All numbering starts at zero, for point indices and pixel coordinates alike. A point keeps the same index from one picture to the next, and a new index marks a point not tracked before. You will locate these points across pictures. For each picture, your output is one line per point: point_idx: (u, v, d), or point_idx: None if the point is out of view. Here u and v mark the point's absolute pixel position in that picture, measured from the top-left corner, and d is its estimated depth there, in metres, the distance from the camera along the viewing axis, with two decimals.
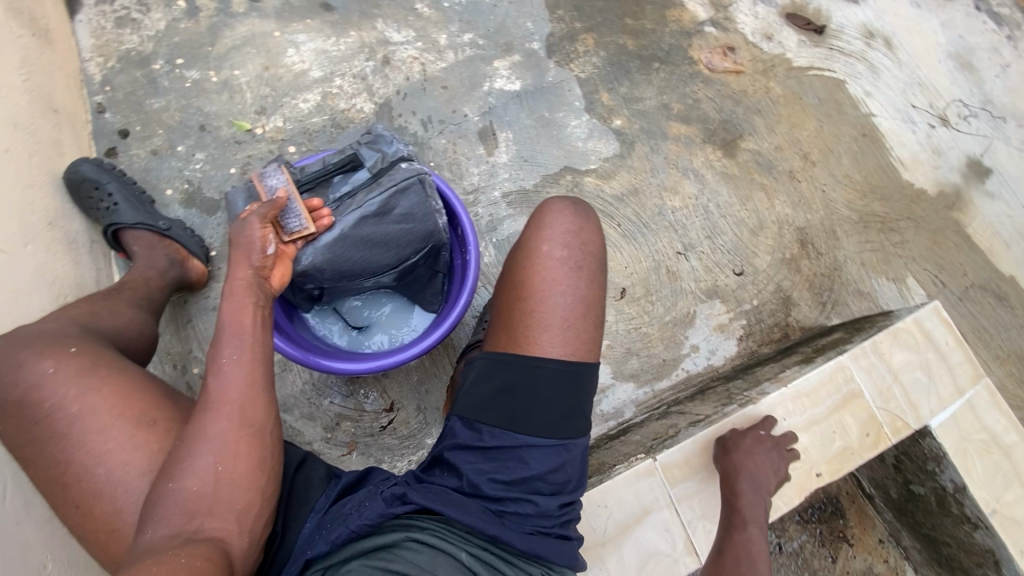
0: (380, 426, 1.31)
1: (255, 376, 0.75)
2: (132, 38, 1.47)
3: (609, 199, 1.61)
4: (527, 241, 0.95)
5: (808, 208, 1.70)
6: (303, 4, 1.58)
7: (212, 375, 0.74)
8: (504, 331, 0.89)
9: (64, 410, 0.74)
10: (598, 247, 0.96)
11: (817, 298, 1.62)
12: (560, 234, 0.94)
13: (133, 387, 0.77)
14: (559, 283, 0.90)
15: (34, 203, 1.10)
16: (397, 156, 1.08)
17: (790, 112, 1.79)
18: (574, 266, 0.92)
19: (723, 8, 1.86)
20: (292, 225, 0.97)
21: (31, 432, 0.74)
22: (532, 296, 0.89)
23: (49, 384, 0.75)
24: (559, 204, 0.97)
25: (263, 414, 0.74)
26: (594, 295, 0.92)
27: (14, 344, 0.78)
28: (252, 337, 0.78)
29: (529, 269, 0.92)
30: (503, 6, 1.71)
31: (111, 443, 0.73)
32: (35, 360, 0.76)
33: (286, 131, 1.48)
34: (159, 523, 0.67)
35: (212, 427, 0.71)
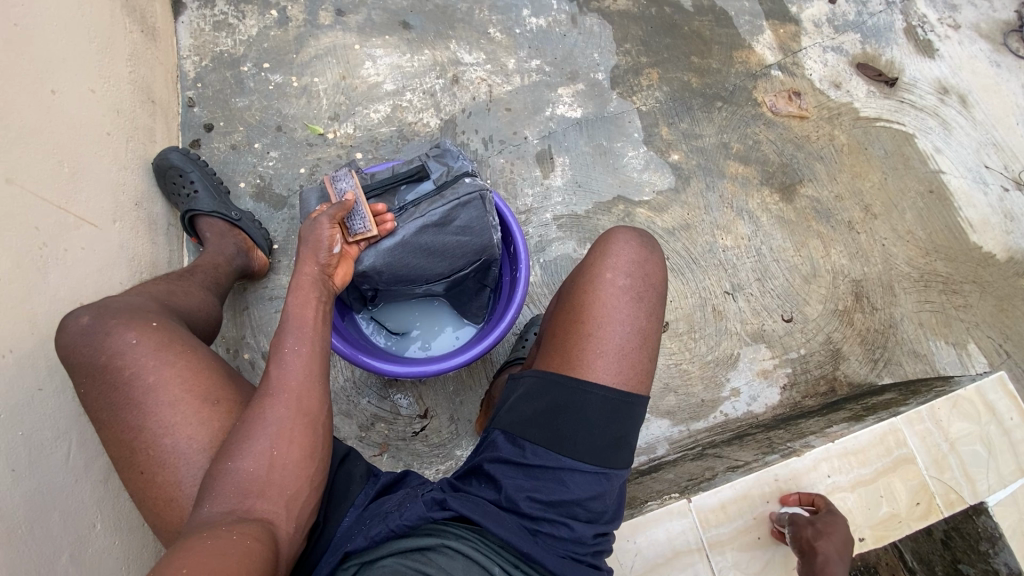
0: (413, 431, 1.32)
1: (313, 368, 0.79)
2: (226, 41, 1.58)
3: (660, 231, 1.61)
4: (590, 266, 0.94)
5: (865, 261, 1.66)
6: (384, 21, 1.67)
7: (274, 364, 0.78)
8: (558, 353, 0.89)
9: (140, 379, 0.78)
10: (660, 280, 0.95)
11: (868, 355, 1.57)
12: (623, 263, 0.94)
13: (202, 367, 0.82)
14: (619, 311, 0.90)
15: (126, 184, 1.18)
16: (463, 171, 1.11)
17: (853, 162, 1.76)
18: (635, 297, 0.92)
19: (792, 53, 1.85)
20: (356, 227, 0.99)
21: (110, 397, 0.79)
22: (590, 321, 0.89)
23: (131, 354, 0.79)
24: (624, 234, 0.97)
25: (317, 405, 0.78)
26: (651, 328, 0.91)
27: (104, 313, 0.83)
28: (313, 331, 0.82)
29: (590, 294, 0.92)
30: (572, 36, 1.76)
31: (178, 417, 0.77)
32: (121, 330, 0.81)
33: (355, 138, 1.55)
34: (214, 498, 0.71)
35: (271, 413, 0.75)
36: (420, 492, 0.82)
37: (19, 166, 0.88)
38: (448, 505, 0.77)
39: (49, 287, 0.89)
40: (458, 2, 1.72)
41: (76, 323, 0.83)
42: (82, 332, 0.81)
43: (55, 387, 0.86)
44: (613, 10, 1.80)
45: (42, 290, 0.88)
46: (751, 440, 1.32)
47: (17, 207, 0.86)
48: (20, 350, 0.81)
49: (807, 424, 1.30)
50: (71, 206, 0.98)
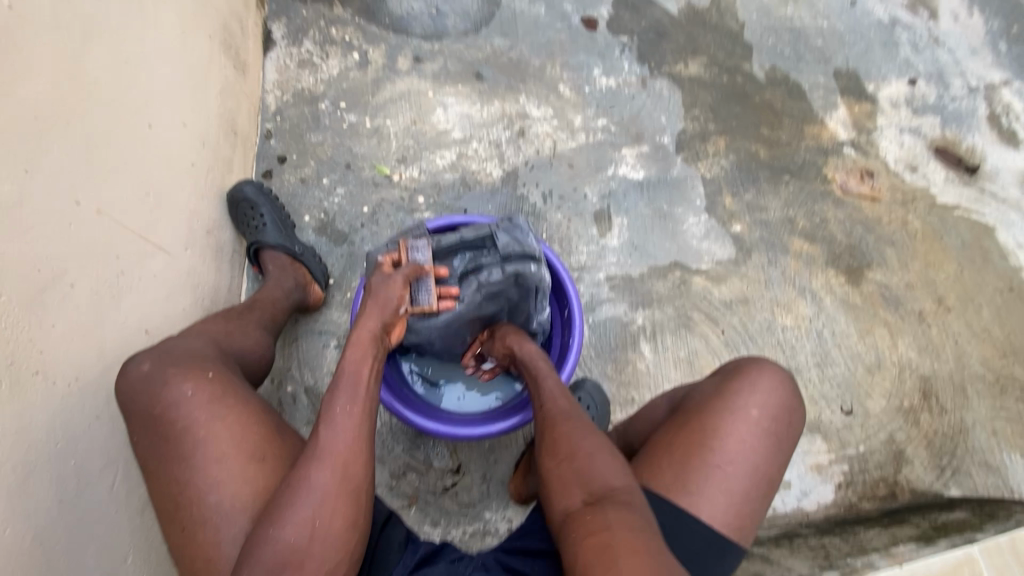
0: (443, 487, 1.29)
1: (360, 431, 0.79)
2: (308, 79, 1.66)
3: (716, 303, 1.56)
4: (734, 391, 0.97)
5: (935, 357, 1.56)
6: (458, 70, 1.71)
7: (324, 424, 0.78)
8: (677, 460, 0.92)
9: (192, 433, 0.78)
10: (794, 433, 0.97)
11: (935, 461, 1.45)
12: (767, 406, 0.96)
13: (252, 419, 0.81)
14: (749, 453, 0.92)
15: (202, 212, 1.22)
16: (530, 251, 1.11)
17: (927, 249, 1.67)
18: (767, 438, 0.94)
19: (867, 131, 1.80)
20: (421, 300, 1.01)
21: (162, 447, 0.79)
22: (719, 452, 0.92)
23: (185, 406, 0.80)
24: (774, 375, 0.99)
25: (361, 472, 0.77)
26: (772, 477, 0.93)
27: (163, 360, 0.84)
28: (362, 391, 0.82)
29: (728, 418, 0.95)
30: (641, 98, 1.77)
31: (224, 473, 0.77)
32: (178, 381, 0.82)
33: (419, 181, 1.58)
34: (253, 567, 0.70)
35: (316, 476, 0.74)
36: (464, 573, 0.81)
37: (111, 196, 0.92)
38: None
39: (120, 314, 0.92)
40: (532, 58, 1.76)
41: (136, 369, 0.83)
42: (141, 378, 0.82)
43: (110, 416, 0.87)
44: (683, 75, 1.81)
45: (113, 317, 0.90)
46: (801, 544, 1.22)
47: (104, 236, 0.89)
48: (86, 378, 0.83)
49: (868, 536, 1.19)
50: (149, 234, 1.01)
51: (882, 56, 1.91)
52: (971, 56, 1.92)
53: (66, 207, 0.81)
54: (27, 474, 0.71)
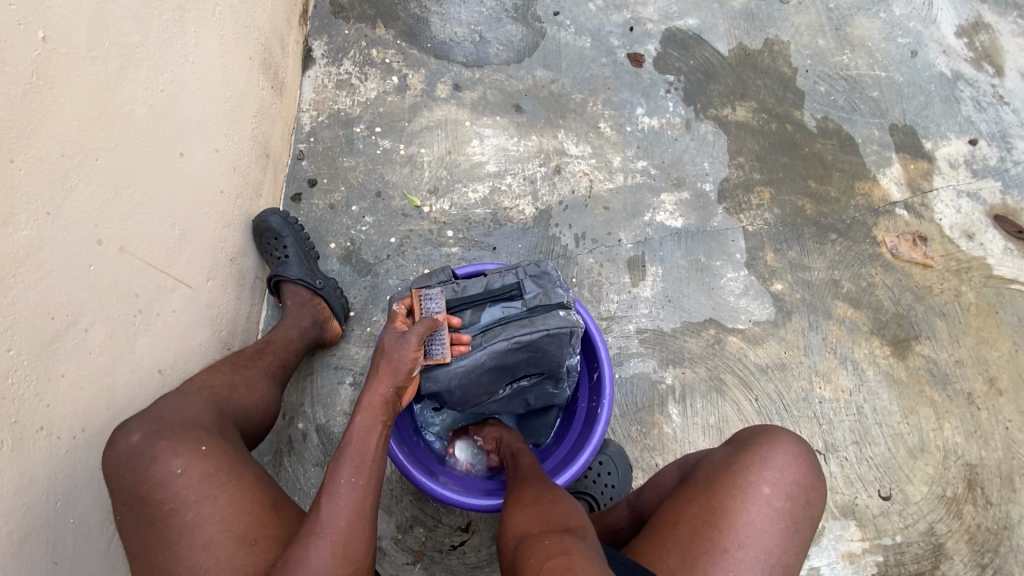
0: (451, 545, 1.22)
1: (365, 505, 0.75)
2: (345, 101, 1.62)
3: (751, 367, 1.47)
4: (747, 467, 0.86)
5: (983, 443, 1.45)
6: (498, 101, 1.66)
7: (326, 496, 0.74)
8: (683, 550, 0.80)
9: (179, 517, 0.73)
10: (818, 512, 0.85)
11: (976, 558, 1.35)
12: (786, 482, 0.84)
13: (246, 497, 0.77)
14: (766, 534, 0.80)
15: (227, 240, 1.19)
16: (558, 300, 1.04)
17: (980, 324, 1.57)
18: (789, 525, 0.82)
19: (922, 192, 1.71)
20: (434, 352, 0.95)
21: (145, 531, 0.74)
22: (730, 533, 0.80)
23: (174, 486, 0.75)
24: (791, 445, 0.88)
25: (362, 552, 0.73)
26: (793, 565, 0.81)
27: (153, 431, 0.79)
28: (369, 461, 0.79)
29: (739, 499, 0.83)
30: (684, 141, 1.70)
31: (212, 561, 0.71)
32: (167, 456, 0.77)
33: (449, 215, 1.54)
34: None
35: (315, 553, 0.70)
36: None
37: (135, 232, 0.88)
38: None
39: (133, 355, 0.87)
40: (574, 92, 1.70)
41: (124, 441, 0.78)
42: (128, 452, 0.77)
43: None
44: (730, 120, 1.73)
45: (128, 358, 0.86)
46: None
47: (124, 274, 0.85)
48: (93, 427, 0.78)
49: None
50: (171, 267, 0.98)
51: (943, 112, 1.81)
52: None
53: (87, 249, 0.77)
54: (23, 536, 0.67)
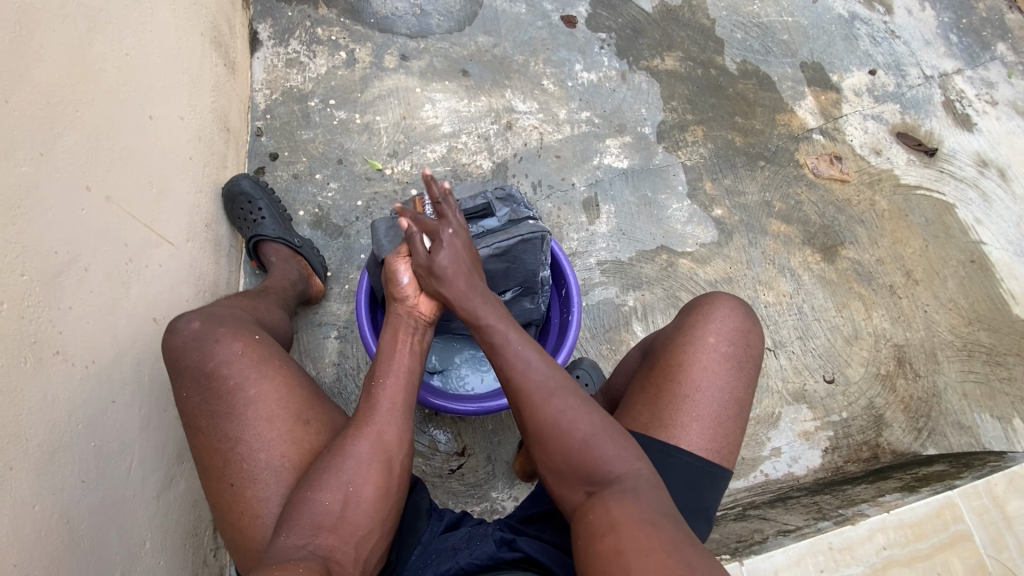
0: (450, 469, 1.32)
1: (397, 401, 0.84)
2: (297, 78, 1.67)
3: (702, 283, 1.63)
4: (691, 325, 0.97)
5: (907, 326, 1.65)
6: (445, 68, 1.75)
7: (365, 398, 0.85)
8: (648, 407, 0.92)
9: (243, 390, 0.82)
10: (759, 351, 0.98)
11: (913, 423, 1.54)
12: (727, 329, 0.96)
13: (299, 387, 0.86)
14: (717, 375, 0.92)
15: (200, 206, 1.24)
16: (525, 213, 1.16)
17: (894, 227, 1.78)
18: (735, 364, 0.94)
19: (834, 119, 1.90)
20: None
21: (212, 403, 0.82)
22: (687, 382, 0.91)
23: (236, 364, 0.84)
24: (728, 300, 1.00)
25: (396, 445, 0.82)
26: (745, 398, 0.93)
27: (213, 320, 0.88)
28: (396, 368, 0.87)
29: (690, 352, 0.94)
30: (621, 91, 1.83)
31: (273, 432, 0.81)
32: (229, 339, 0.86)
33: (411, 174, 1.61)
34: (293, 529, 0.74)
35: (352, 446, 0.80)
36: (485, 530, 0.84)
37: (118, 185, 0.93)
38: (518, 546, 0.78)
39: (129, 300, 0.92)
40: (515, 54, 1.81)
41: (186, 326, 0.87)
42: (191, 335, 0.86)
43: (124, 400, 0.88)
44: (661, 69, 1.88)
45: (124, 304, 0.91)
46: (796, 503, 1.27)
47: (113, 222, 0.91)
48: (101, 360, 0.83)
49: (857, 491, 1.24)
50: (154, 223, 1.02)
51: (844, 49, 2.01)
52: (925, 46, 2.04)
53: (77, 194, 0.83)
54: (51, 450, 0.72)
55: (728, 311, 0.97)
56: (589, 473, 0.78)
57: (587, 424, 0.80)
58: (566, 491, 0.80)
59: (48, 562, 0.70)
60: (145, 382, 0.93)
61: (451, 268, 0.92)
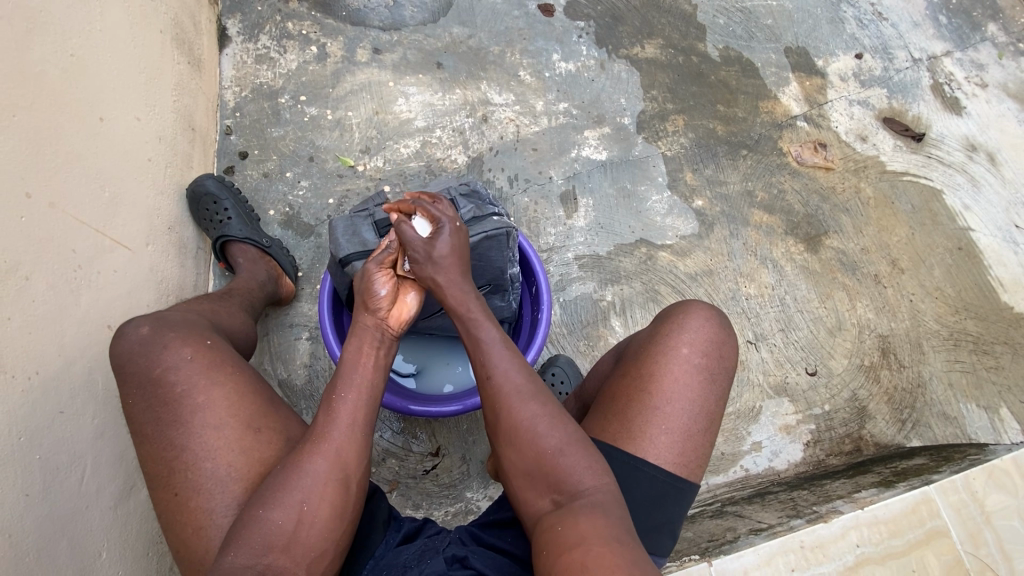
0: (424, 470, 1.30)
1: (357, 419, 0.81)
2: (267, 74, 1.64)
3: (682, 276, 1.61)
4: (662, 335, 0.94)
5: (892, 316, 1.62)
6: (419, 60, 1.72)
7: (323, 412, 0.81)
8: (616, 418, 0.88)
9: (190, 397, 0.81)
10: (732, 363, 0.94)
11: (896, 415, 1.52)
12: (700, 341, 0.93)
13: (250, 394, 0.84)
14: (688, 388, 0.89)
15: (162, 209, 1.21)
16: (490, 210, 1.14)
17: (880, 215, 1.74)
18: (707, 376, 0.91)
19: (818, 105, 1.86)
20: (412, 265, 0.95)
21: (157, 410, 0.81)
22: (656, 393, 0.88)
23: (184, 370, 0.83)
24: (702, 309, 0.96)
25: (355, 461, 0.80)
26: (715, 410, 0.90)
27: (162, 325, 0.87)
28: (359, 379, 0.83)
29: (659, 363, 0.91)
30: (600, 81, 1.79)
31: (220, 443, 0.80)
32: (178, 345, 0.84)
33: (384, 171, 1.59)
34: (240, 549, 0.73)
35: (309, 464, 0.77)
36: (439, 545, 0.84)
37: (64, 189, 0.91)
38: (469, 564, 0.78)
39: (79, 308, 0.90)
40: (491, 45, 1.77)
41: (134, 332, 0.86)
42: (138, 342, 0.85)
43: (76, 409, 0.86)
44: (641, 57, 1.83)
45: (72, 312, 0.89)
46: (773, 500, 1.25)
47: (58, 228, 0.88)
48: (48, 370, 0.82)
49: (834, 486, 1.23)
50: (107, 229, 1.00)
51: (830, 32, 1.96)
52: (913, 28, 1.99)
53: (16, 201, 0.81)
54: None
55: (701, 320, 0.94)
56: (556, 482, 0.77)
57: (560, 435, 0.79)
58: (532, 496, 0.78)
59: None
60: (98, 390, 0.91)
61: (449, 256, 0.90)
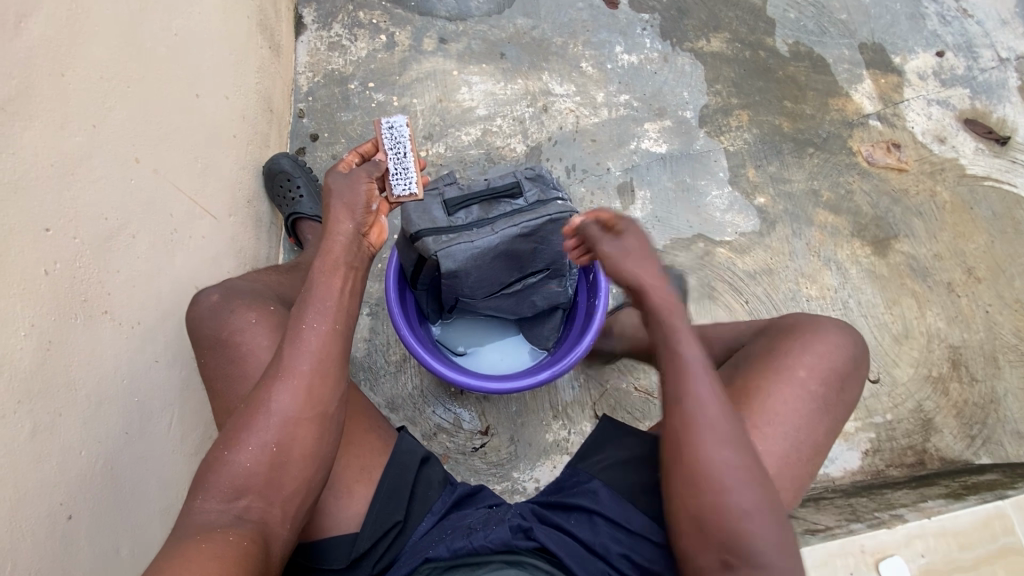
0: (473, 448, 1.33)
1: (328, 352, 0.80)
2: (339, 61, 1.71)
3: (740, 274, 1.58)
4: (785, 355, 0.93)
5: (965, 326, 1.54)
6: (483, 50, 1.75)
7: (291, 342, 0.79)
8: None
9: (252, 356, 0.86)
10: (851, 401, 0.93)
11: (965, 430, 1.44)
12: (822, 369, 0.91)
13: None
14: (799, 414, 0.88)
15: (242, 183, 1.29)
16: (555, 195, 1.15)
17: (956, 221, 1.65)
18: (823, 406, 0.89)
19: (893, 104, 1.78)
20: (399, 190, 1.01)
21: (227, 369, 0.86)
22: (765, 410, 0.88)
23: (248, 331, 0.87)
24: (836, 341, 0.94)
25: (325, 398, 0.79)
26: (824, 442, 0.89)
27: (232, 294, 0.92)
28: (327, 311, 0.81)
29: (774, 381, 0.90)
30: (663, 74, 1.77)
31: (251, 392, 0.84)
32: (245, 310, 0.90)
33: (445, 157, 1.64)
34: (216, 485, 0.75)
35: (277, 398, 0.77)
36: (504, 515, 0.84)
37: (164, 159, 0.98)
38: (534, 537, 0.79)
39: (173, 268, 0.98)
40: (554, 36, 1.78)
41: (206, 300, 0.92)
42: (211, 307, 0.90)
43: (167, 359, 0.93)
44: (706, 51, 1.80)
45: (168, 272, 0.96)
46: (829, 505, 1.21)
47: (160, 194, 0.96)
48: (146, 322, 0.88)
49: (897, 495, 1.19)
50: (198, 197, 1.07)
51: (909, 28, 1.87)
52: (1001, 26, 1.88)
53: (129, 166, 0.88)
54: (98, 402, 0.76)
55: (830, 350, 0.92)
56: None
57: None
58: None
59: (94, 506, 0.74)
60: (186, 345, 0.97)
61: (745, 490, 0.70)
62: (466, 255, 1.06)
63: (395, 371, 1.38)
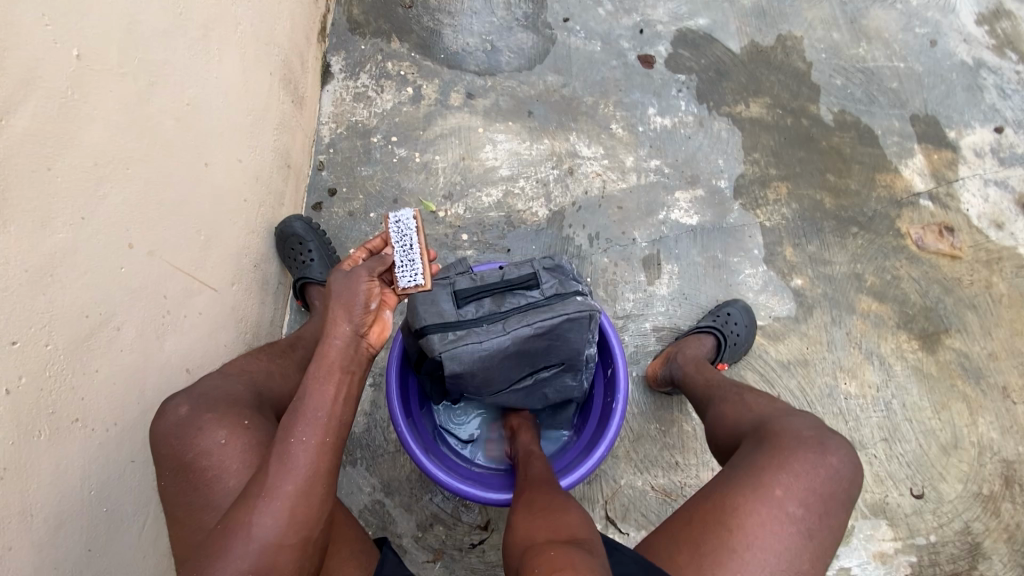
0: (470, 543, 1.24)
1: (318, 468, 0.72)
2: (362, 113, 1.67)
3: (772, 363, 1.46)
4: (760, 471, 0.86)
5: (1022, 439, 1.39)
6: (511, 107, 1.69)
7: (278, 457, 0.71)
8: (689, 549, 0.81)
9: (221, 482, 0.80)
10: (838, 522, 0.85)
11: (1018, 559, 1.30)
12: (802, 490, 0.84)
13: None
14: (778, 539, 0.81)
15: (250, 247, 1.24)
16: (574, 288, 1.06)
17: (1014, 317, 1.51)
18: (803, 531, 0.82)
19: (947, 182, 1.66)
20: (406, 283, 0.84)
21: (193, 494, 0.80)
22: (739, 533, 0.81)
23: (216, 454, 0.81)
24: (817, 456, 0.87)
25: (313, 519, 0.72)
26: (809, 573, 0.81)
27: (201, 405, 0.85)
28: (320, 423, 0.73)
29: (749, 501, 0.83)
30: (698, 139, 1.69)
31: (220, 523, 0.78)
32: (213, 427, 0.83)
33: (464, 219, 1.58)
34: None
35: (258, 521, 0.69)
36: None
37: (163, 238, 0.93)
38: None
39: (162, 354, 0.92)
40: (585, 95, 1.71)
41: (172, 412, 0.84)
42: (177, 423, 0.83)
43: (144, 459, 0.86)
44: (744, 116, 1.71)
45: (155, 360, 0.90)
46: None
47: (154, 277, 0.91)
48: (124, 422, 0.83)
49: None
50: (197, 272, 1.02)
51: (967, 101, 1.75)
52: None
53: (119, 252, 0.83)
54: (59, 521, 0.70)
55: (811, 468, 0.85)
56: None
57: None
58: None
59: None
60: None
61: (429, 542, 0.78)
62: (475, 355, 0.99)
63: (393, 451, 1.29)
